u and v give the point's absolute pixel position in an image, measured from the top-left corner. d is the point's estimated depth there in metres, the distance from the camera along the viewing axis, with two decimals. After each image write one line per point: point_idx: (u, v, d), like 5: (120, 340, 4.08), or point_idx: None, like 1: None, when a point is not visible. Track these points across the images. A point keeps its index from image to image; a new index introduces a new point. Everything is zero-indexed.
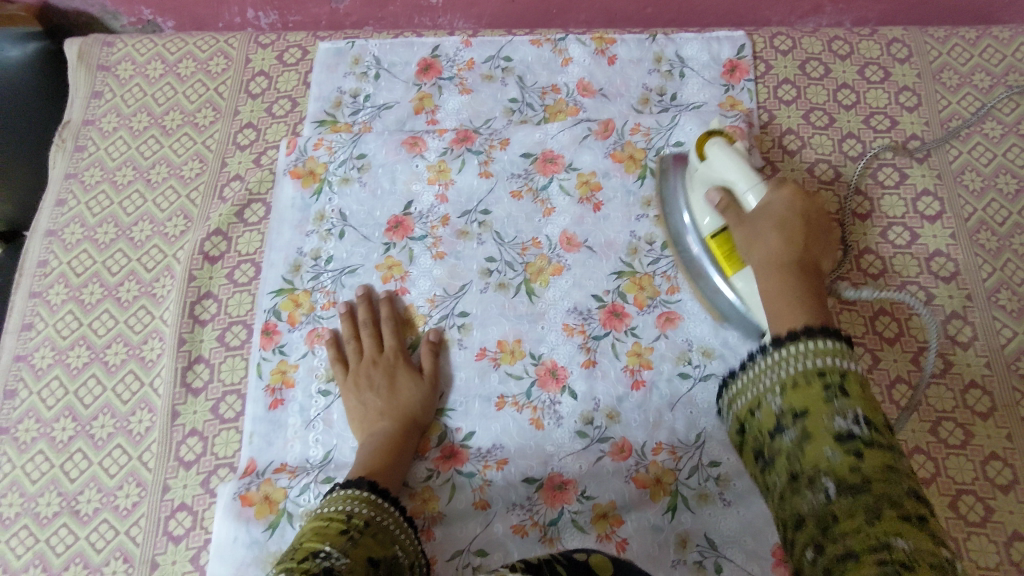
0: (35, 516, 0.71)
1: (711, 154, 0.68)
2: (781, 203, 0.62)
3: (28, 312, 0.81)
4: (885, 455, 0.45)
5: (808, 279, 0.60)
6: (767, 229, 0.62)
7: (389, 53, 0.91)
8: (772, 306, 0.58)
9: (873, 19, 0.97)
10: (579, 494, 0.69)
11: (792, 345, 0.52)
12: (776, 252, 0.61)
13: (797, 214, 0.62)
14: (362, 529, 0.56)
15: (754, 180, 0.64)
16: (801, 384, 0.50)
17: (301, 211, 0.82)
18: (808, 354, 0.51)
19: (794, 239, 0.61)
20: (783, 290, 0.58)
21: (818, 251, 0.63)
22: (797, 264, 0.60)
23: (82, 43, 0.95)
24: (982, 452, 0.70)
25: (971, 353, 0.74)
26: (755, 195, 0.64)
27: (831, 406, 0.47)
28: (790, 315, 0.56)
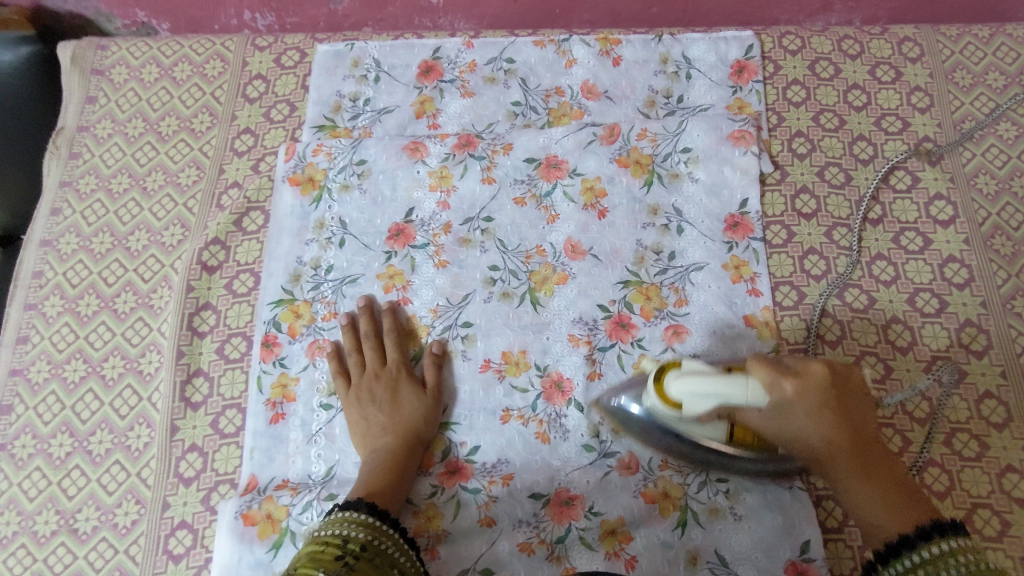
0: (33, 535, 0.70)
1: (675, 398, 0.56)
2: (799, 405, 0.55)
3: (23, 325, 0.79)
4: None
5: (872, 456, 0.56)
6: (805, 433, 0.56)
7: (389, 55, 0.89)
8: (863, 510, 0.56)
9: (883, 17, 0.95)
10: (587, 510, 0.67)
11: (924, 551, 0.51)
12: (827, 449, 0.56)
13: (824, 401, 0.55)
14: (358, 554, 0.54)
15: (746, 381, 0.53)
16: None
17: (300, 219, 0.80)
18: (931, 559, 0.50)
19: (837, 428, 0.56)
20: (861, 495, 0.56)
21: (860, 407, 0.58)
22: (853, 448, 0.56)
23: (76, 46, 0.93)
24: (997, 464, 0.68)
25: (986, 362, 0.72)
26: (757, 397, 0.54)
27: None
28: (878, 524, 0.55)
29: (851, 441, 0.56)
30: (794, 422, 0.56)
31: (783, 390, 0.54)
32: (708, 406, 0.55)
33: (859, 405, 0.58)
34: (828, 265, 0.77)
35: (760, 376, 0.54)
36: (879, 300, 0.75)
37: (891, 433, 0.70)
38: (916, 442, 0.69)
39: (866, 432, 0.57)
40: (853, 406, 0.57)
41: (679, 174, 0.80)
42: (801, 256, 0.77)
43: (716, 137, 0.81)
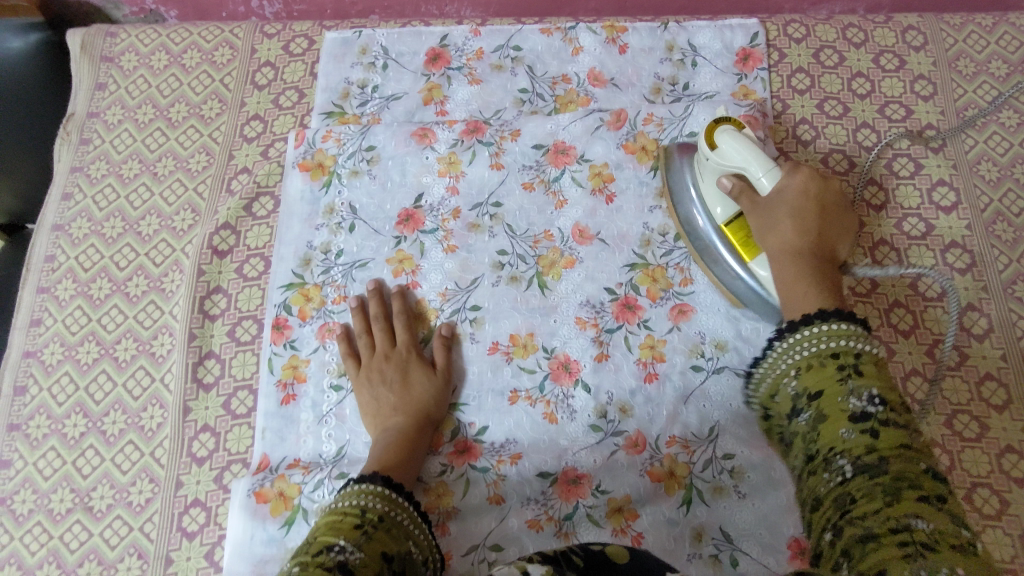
0: (48, 513, 0.71)
1: (721, 142, 0.68)
2: (792, 185, 0.64)
3: (36, 308, 0.80)
4: (906, 439, 0.46)
5: (821, 257, 0.62)
6: (779, 214, 0.64)
7: (396, 42, 0.90)
8: (789, 291, 0.60)
9: (886, 6, 0.96)
10: (594, 488, 0.69)
11: (803, 333, 0.54)
12: (794, 236, 0.63)
13: (810, 199, 0.64)
14: (376, 524, 0.55)
15: (766, 163, 0.65)
16: (817, 366, 0.52)
17: (310, 204, 0.81)
18: (821, 335, 0.53)
19: (808, 225, 0.63)
20: (798, 270, 0.61)
21: (836, 233, 0.64)
22: (813, 246, 0.62)
23: (85, 33, 0.94)
24: (997, 445, 0.69)
25: (987, 345, 0.73)
26: (772, 178, 0.65)
27: (846, 387, 0.49)
28: (802, 298, 0.59)
29: (813, 238, 0.63)
30: (779, 224, 0.64)
31: (776, 173, 0.65)
32: (731, 175, 0.68)
33: (836, 222, 0.65)
34: None
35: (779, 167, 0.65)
36: (881, 284, 0.76)
37: None
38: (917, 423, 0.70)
39: (831, 249, 0.63)
40: (833, 214, 0.65)
41: None
42: None
43: None
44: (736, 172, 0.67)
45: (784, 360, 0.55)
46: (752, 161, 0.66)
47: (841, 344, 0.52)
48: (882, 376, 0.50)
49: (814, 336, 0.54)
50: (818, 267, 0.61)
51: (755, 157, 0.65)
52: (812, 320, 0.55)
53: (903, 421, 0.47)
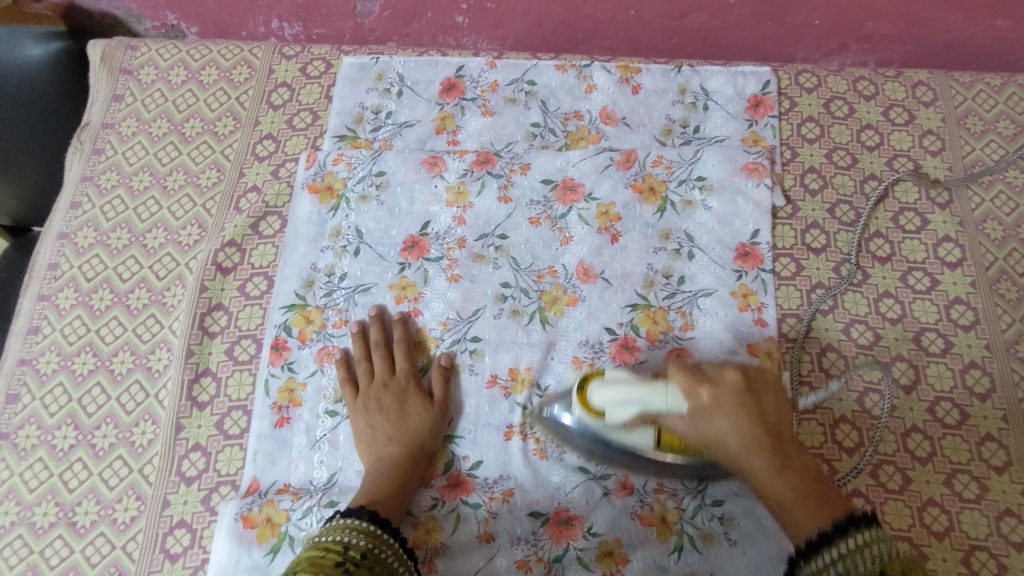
0: (31, 526, 0.70)
1: (600, 401, 0.61)
2: (706, 401, 0.59)
3: (35, 316, 0.80)
4: None
5: (785, 451, 0.58)
6: (716, 427, 0.59)
7: (413, 71, 0.91)
8: (775, 508, 0.57)
9: (897, 60, 0.97)
10: (585, 530, 0.67)
11: (842, 545, 0.52)
12: (743, 448, 0.58)
13: (735, 403, 0.59)
14: (359, 561, 0.54)
15: (665, 389, 0.59)
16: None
17: (317, 226, 0.81)
18: (838, 559, 0.51)
19: (752, 427, 0.58)
20: (765, 485, 0.58)
21: (772, 407, 0.60)
22: (770, 447, 0.58)
23: (107, 45, 0.95)
24: (997, 507, 0.68)
25: (988, 405, 0.73)
26: (675, 405, 0.59)
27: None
28: (799, 522, 0.55)
29: (763, 437, 0.58)
30: (713, 432, 0.59)
31: (699, 411, 0.59)
32: (629, 413, 0.60)
33: (772, 408, 0.60)
34: (836, 301, 0.78)
35: (679, 384, 0.59)
36: (883, 338, 0.76)
37: (891, 470, 0.70)
38: (915, 480, 0.70)
39: (783, 429, 0.60)
40: (761, 401, 0.60)
41: (693, 201, 0.81)
42: (809, 290, 0.78)
43: (730, 168, 0.82)
44: (637, 414, 0.60)
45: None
46: (654, 385, 0.59)
47: (869, 561, 0.50)
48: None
49: (844, 550, 0.51)
50: (783, 456, 0.58)
51: (647, 397, 0.59)
52: (837, 536, 0.52)
53: None
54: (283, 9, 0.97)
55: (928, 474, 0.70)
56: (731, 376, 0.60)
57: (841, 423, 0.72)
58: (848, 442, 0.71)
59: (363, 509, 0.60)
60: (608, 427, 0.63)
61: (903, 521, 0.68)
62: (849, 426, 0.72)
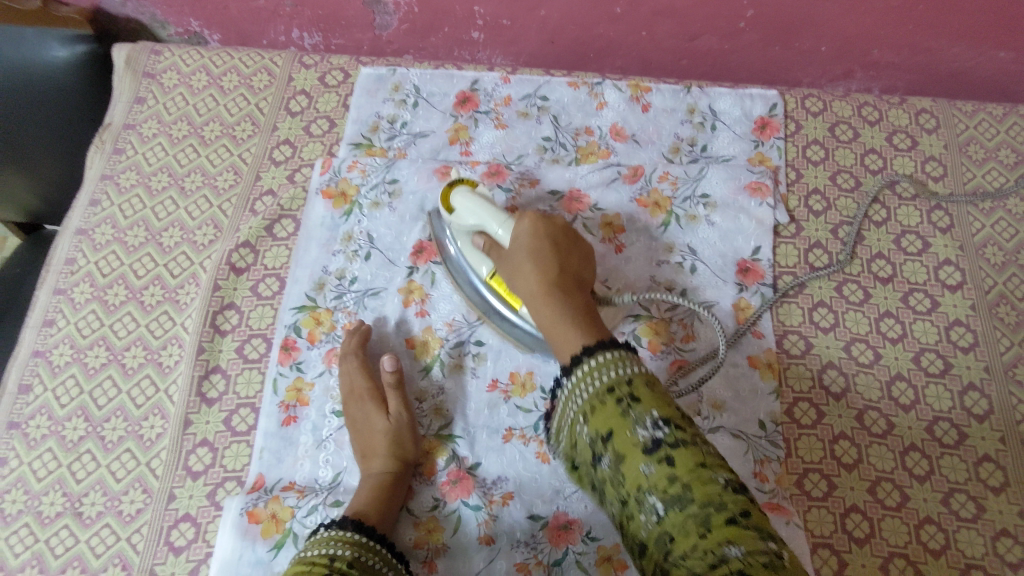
0: (37, 515, 0.70)
1: (457, 203, 0.71)
2: (525, 229, 0.66)
3: (51, 309, 0.81)
4: (692, 451, 0.47)
5: (574, 294, 0.62)
6: (524, 252, 0.64)
7: (428, 83, 0.93)
8: (551, 332, 0.60)
9: (901, 88, 0.99)
10: (584, 534, 0.68)
11: (593, 360, 0.54)
12: (532, 275, 0.63)
13: (542, 240, 0.65)
14: (345, 571, 0.56)
15: (504, 217, 0.68)
16: (600, 407, 0.52)
17: (330, 230, 0.83)
18: (598, 376, 0.53)
19: (547, 265, 0.63)
20: (547, 310, 0.60)
21: (577, 263, 0.66)
22: (556, 285, 0.62)
23: (131, 49, 0.97)
24: (993, 527, 0.69)
25: (987, 426, 0.74)
26: (506, 228, 0.67)
27: (630, 419, 0.49)
28: (562, 337, 0.58)
29: (555, 277, 0.62)
30: (520, 258, 0.64)
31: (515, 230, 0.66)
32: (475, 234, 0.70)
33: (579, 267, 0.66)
34: (837, 318, 0.79)
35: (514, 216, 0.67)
36: (883, 357, 0.77)
37: (888, 487, 0.71)
38: (913, 498, 0.70)
39: (578, 277, 0.65)
40: (567, 251, 0.65)
41: (697, 216, 0.83)
42: (811, 308, 0.80)
43: (734, 187, 0.84)
44: (480, 231, 0.70)
45: (584, 393, 0.54)
46: (497, 215, 0.68)
47: (617, 373, 0.52)
48: (664, 397, 0.51)
49: (601, 367, 0.54)
50: (571, 291, 0.62)
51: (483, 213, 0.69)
52: (595, 349, 0.55)
53: (691, 438, 0.48)
54: (304, 20, 1.00)
55: (926, 492, 0.71)
56: (554, 225, 0.67)
57: (841, 439, 0.73)
58: (847, 459, 0.72)
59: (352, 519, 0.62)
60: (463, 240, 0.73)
61: (900, 538, 0.69)
62: (848, 442, 0.73)
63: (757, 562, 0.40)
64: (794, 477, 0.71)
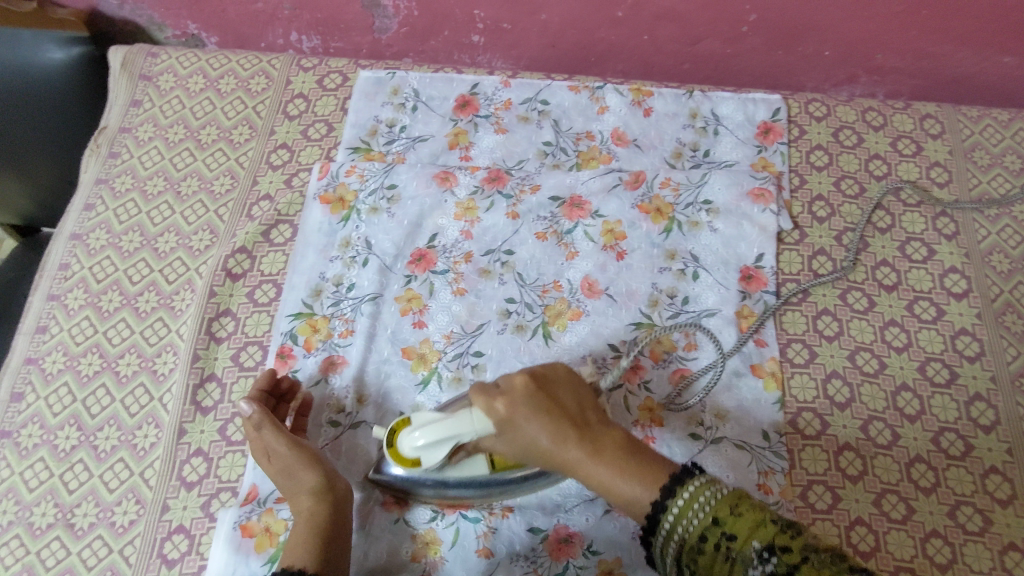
0: (28, 526, 0.69)
1: (410, 448, 0.60)
2: (507, 412, 0.56)
3: (44, 315, 0.80)
4: (808, 566, 0.47)
5: (600, 440, 0.56)
6: (522, 429, 0.56)
7: (428, 86, 0.92)
8: (610, 492, 0.55)
9: (905, 93, 0.98)
10: (585, 548, 0.67)
11: (676, 508, 0.52)
12: (552, 447, 0.56)
13: (534, 407, 0.56)
14: None
15: (468, 416, 0.57)
16: (701, 559, 0.51)
17: (327, 236, 0.82)
18: (682, 521, 0.52)
19: (558, 427, 0.56)
20: (591, 471, 0.55)
21: (570, 397, 0.59)
22: (583, 441, 0.56)
23: (127, 51, 0.96)
24: (1001, 541, 0.68)
25: (993, 438, 0.73)
26: (483, 428, 0.57)
27: (735, 561, 0.49)
28: (632, 496, 0.54)
29: (573, 437, 0.56)
30: (522, 434, 0.56)
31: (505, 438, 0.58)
32: (444, 451, 0.60)
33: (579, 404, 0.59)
34: (841, 327, 0.78)
35: (480, 406, 0.57)
36: (888, 366, 0.76)
37: (894, 500, 0.70)
38: (919, 511, 0.69)
39: (586, 415, 0.58)
40: (562, 405, 0.57)
41: (699, 223, 0.82)
42: (815, 316, 0.79)
43: (737, 193, 0.83)
44: (451, 440, 0.59)
45: (677, 549, 0.52)
46: (460, 415, 0.58)
47: (700, 516, 0.51)
48: (754, 515, 0.50)
49: (682, 520, 0.52)
50: (593, 439, 0.56)
51: (443, 434, 0.58)
52: (671, 497, 0.52)
53: (794, 549, 0.48)
54: (303, 23, 0.99)
55: (932, 505, 0.69)
56: (522, 385, 0.57)
57: (845, 450, 0.72)
58: (852, 470, 0.71)
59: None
60: (434, 466, 0.63)
61: (906, 552, 0.67)
62: (853, 453, 0.72)
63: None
64: (799, 490, 0.70)
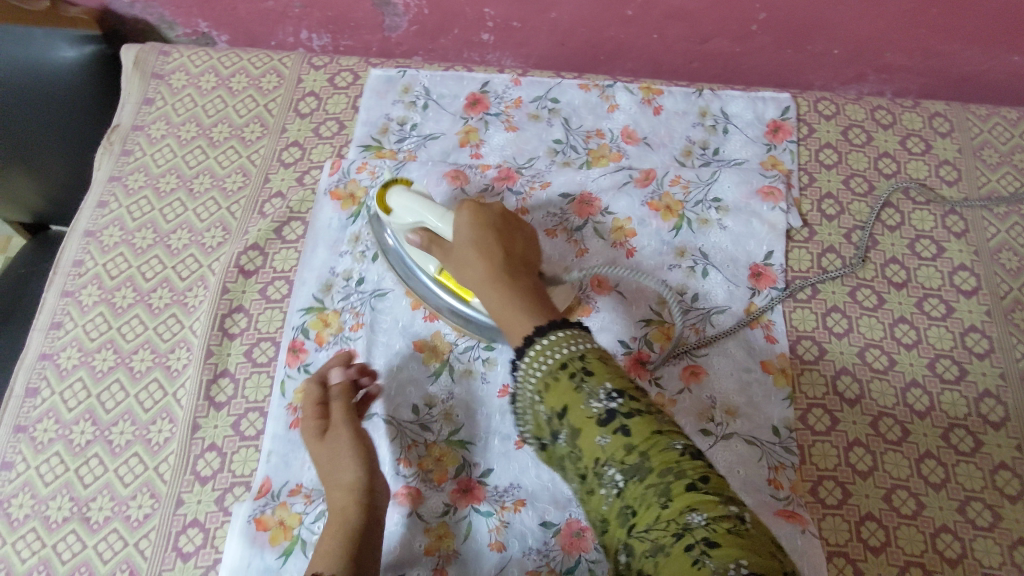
0: (44, 520, 0.70)
1: (392, 202, 0.72)
2: (464, 223, 0.64)
3: (58, 311, 0.81)
4: (648, 419, 0.49)
5: (521, 278, 0.60)
6: (468, 240, 0.63)
7: (438, 84, 0.92)
8: (501, 317, 0.58)
9: (914, 91, 0.99)
10: (597, 542, 0.67)
11: (548, 338, 0.53)
12: (479, 259, 0.62)
13: (484, 228, 0.64)
14: None
15: (443, 211, 0.68)
16: (553, 384, 0.52)
17: (338, 232, 0.82)
18: (552, 352, 0.52)
19: (492, 251, 0.62)
20: (493, 296, 0.59)
21: (521, 247, 0.65)
22: (504, 268, 0.61)
23: (140, 50, 0.97)
24: (1010, 536, 0.68)
25: (1003, 434, 0.73)
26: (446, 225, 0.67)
27: (584, 393, 0.50)
28: (514, 321, 0.56)
29: (499, 259, 0.61)
30: (464, 244, 0.63)
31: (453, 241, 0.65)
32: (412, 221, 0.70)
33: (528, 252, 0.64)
34: (851, 324, 0.79)
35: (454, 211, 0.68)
36: (898, 363, 0.77)
37: (904, 495, 0.70)
38: (929, 506, 0.70)
39: (523, 261, 0.64)
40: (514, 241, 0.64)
41: (709, 220, 0.82)
42: (824, 313, 0.79)
43: (746, 191, 0.84)
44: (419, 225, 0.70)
45: (535, 372, 0.53)
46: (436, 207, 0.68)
47: (569, 349, 0.52)
48: (616, 368, 0.52)
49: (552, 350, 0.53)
50: (514, 272, 0.61)
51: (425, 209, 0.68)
52: (546, 330, 0.54)
53: (642, 407, 0.50)
54: (313, 22, 0.99)
55: (942, 500, 0.70)
56: (490, 213, 0.65)
57: (855, 446, 0.72)
58: (862, 466, 0.72)
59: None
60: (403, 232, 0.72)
61: (916, 547, 0.68)
62: (863, 449, 0.72)
63: (722, 528, 0.43)
64: (809, 485, 0.71)
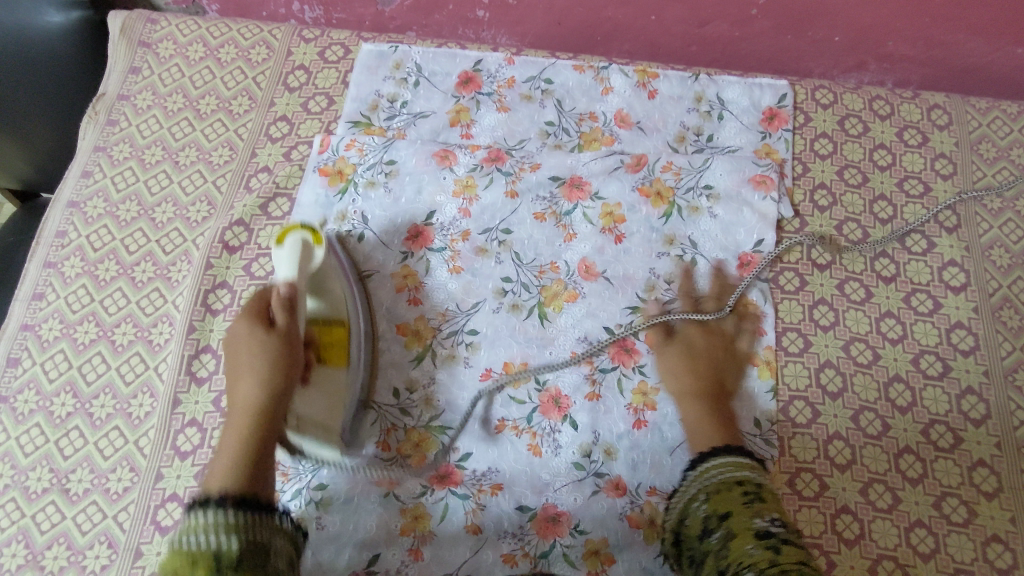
0: (24, 491, 0.70)
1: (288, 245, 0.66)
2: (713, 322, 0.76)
3: (40, 282, 0.80)
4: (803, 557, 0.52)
5: (721, 404, 0.71)
6: (692, 344, 0.74)
7: (430, 62, 0.91)
8: (696, 425, 0.68)
9: (915, 82, 0.97)
10: (572, 527, 0.68)
11: (725, 456, 0.62)
12: (693, 373, 0.72)
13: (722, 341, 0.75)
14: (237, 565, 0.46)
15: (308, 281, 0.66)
16: (724, 492, 0.59)
17: (324, 209, 0.81)
18: (730, 465, 0.61)
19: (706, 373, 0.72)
20: (691, 411, 0.70)
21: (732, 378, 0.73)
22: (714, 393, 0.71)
23: (127, 17, 0.95)
24: (984, 532, 0.68)
25: (982, 431, 0.73)
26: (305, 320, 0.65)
27: (752, 510, 0.56)
28: (700, 437, 0.67)
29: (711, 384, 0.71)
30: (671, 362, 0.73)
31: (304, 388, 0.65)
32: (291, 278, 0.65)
33: (731, 375, 0.74)
34: (837, 317, 0.78)
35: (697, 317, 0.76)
36: (883, 357, 0.76)
37: (881, 489, 0.70)
38: (905, 500, 0.70)
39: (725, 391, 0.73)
40: (730, 363, 0.74)
41: (699, 208, 0.81)
42: (812, 306, 0.79)
43: (738, 179, 0.83)
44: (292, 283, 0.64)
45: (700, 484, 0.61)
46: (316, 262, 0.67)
47: (747, 474, 0.60)
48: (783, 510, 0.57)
49: (720, 466, 0.62)
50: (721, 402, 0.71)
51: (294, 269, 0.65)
52: (734, 450, 0.63)
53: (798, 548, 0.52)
54: None
55: (918, 495, 0.70)
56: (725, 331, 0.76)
57: (835, 439, 0.73)
58: (841, 459, 0.72)
59: (221, 493, 0.50)
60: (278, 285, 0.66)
61: (889, 541, 0.68)
62: (842, 443, 0.73)
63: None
64: (787, 477, 0.71)
